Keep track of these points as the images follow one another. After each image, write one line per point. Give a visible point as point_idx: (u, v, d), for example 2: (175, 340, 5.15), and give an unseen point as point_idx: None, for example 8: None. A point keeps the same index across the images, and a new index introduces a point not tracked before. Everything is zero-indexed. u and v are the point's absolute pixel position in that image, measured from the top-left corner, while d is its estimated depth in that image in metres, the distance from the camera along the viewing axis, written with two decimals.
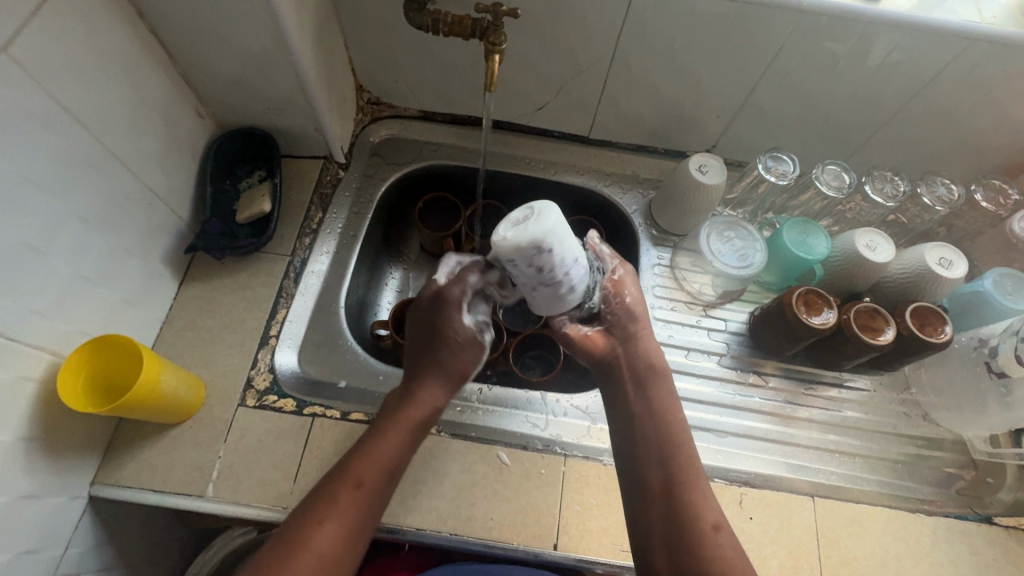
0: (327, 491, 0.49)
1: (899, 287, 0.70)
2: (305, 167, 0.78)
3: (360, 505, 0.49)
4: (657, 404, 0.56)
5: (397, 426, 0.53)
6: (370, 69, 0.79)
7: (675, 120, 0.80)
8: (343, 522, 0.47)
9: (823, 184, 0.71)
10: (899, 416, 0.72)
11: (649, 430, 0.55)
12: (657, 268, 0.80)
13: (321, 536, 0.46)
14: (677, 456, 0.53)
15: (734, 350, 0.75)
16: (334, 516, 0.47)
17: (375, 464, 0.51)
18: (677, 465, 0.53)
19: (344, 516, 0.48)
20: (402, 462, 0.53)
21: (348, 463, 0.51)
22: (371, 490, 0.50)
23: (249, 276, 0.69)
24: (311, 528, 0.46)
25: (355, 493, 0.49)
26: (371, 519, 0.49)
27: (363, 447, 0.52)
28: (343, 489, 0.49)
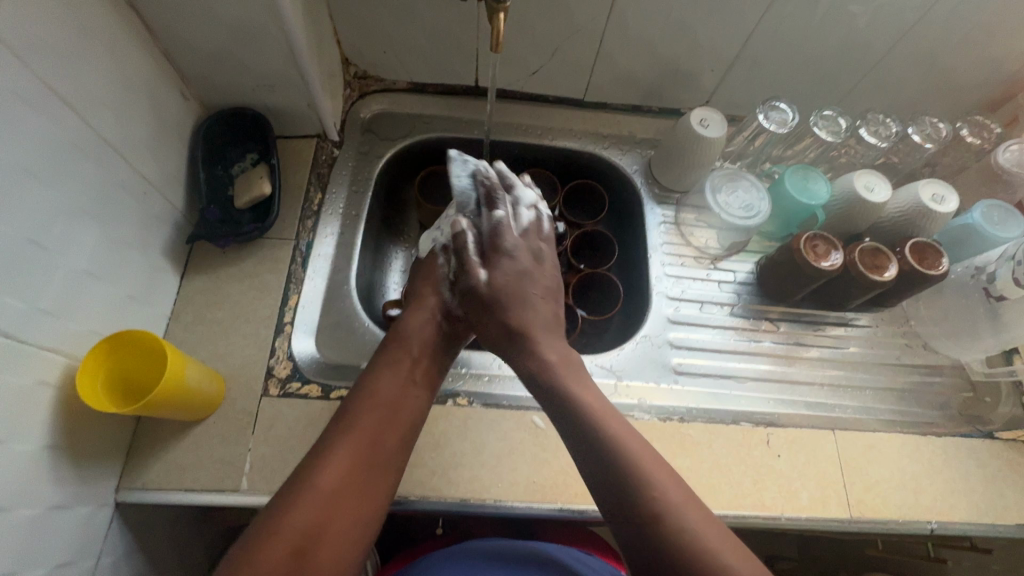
0: (326, 436, 0.47)
1: (895, 225, 0.73)
2: (297, 147, 0.75)
3: (366, 438, 0.47)
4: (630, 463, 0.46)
5: (387, 364, 0.53)
6: (357, 40, 0.76)
7: (670, 76, 0.80)
8: (347, 460, 0.45)
9: (820, 130, 0.73)
10: (901, 347, 0.76)
11: (591, 433, 0.47)
12: (662, 226, 0.81)
13: (325, 471, 0.44)
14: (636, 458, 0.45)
15: (744, 299, 0.77)
16: (336, 451, 0.45)
17: (367, 400, 0.50)
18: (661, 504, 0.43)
19: (351, 446, 0.46)
20: (405, 395, 0.52)
21: (345, 407, 0.50)
22: (370, 424, 0.48)
23: (254, 264, 0.66)
24: (313, 465, 0.44)
25: (356, 428, 0.47)
26: (382, 462, 0.47)
27: (358, 391, 0.51)
28: (344, 425, 0.47)
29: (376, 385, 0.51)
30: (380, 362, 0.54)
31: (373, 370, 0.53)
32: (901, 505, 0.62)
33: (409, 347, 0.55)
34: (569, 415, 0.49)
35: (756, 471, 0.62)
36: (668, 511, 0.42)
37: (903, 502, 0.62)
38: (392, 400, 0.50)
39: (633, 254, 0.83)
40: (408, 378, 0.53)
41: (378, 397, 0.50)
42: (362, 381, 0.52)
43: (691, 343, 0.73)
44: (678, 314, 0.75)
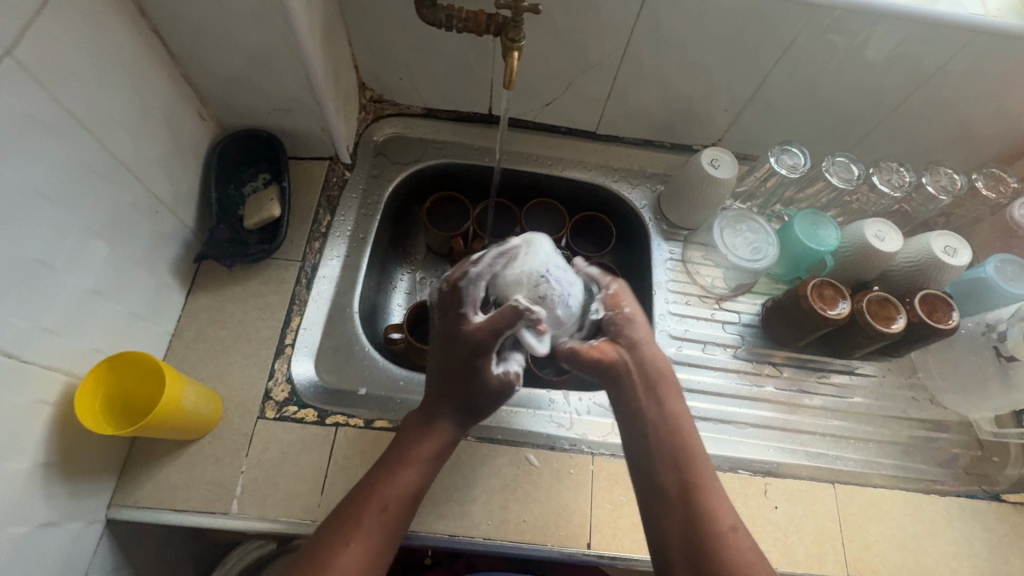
0: (348, 511, 0.47)
1: (905, 275, 0.72)
2: (309, 168, 0.75)
3: (388, 529, 0.47)
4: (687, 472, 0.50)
5: (416, 455, 0.52)
6: (374, 65, 0.77)
7: (682, 114, 0.80)
8: (365, 552, 0.45)
9: (832, 176, 0.72)
10: (907, 400, 0.74)
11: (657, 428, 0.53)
12: (669, 263, 0.80)
13: (349, 551, 0.45)
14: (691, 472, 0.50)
15: (747, 341, 0.76)
16: (360, 538, 0.46)
17: (395, 492, 0.49)
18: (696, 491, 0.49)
19: (372, 538, 0.46)
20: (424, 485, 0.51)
21: (369, 486, 0.49)
22: (396, 515, 0.48)
23: (259, 283, 0.67)
24: (339, 548, 0.45)
25: (380, 515, 0.47)
26: (391, 548, 0.48)
27: (380, 472, 0.50)
28: (366, 513, 0.47)
29: (403, 473, 0.50)
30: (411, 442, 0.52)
31: (403, 457, 0.51)
32: (900, 566, 0.60)
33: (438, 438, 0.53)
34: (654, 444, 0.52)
35: (752, 523, 0.60)
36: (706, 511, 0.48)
37: (903, 562, 0.60)
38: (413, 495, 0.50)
39: (637, 289, 0.82)
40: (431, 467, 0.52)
41: (403, 490, 0.49)
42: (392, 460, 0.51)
43: (692, 384, 0.72)
44: (680, 354, 0.74)
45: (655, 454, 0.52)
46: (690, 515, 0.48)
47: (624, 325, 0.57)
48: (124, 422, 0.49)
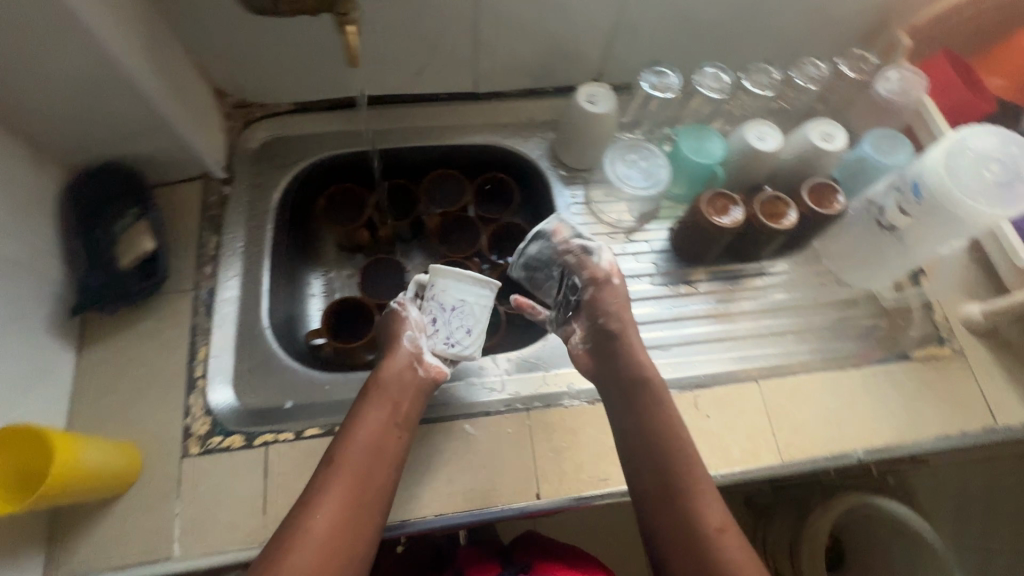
0: (318, 483, 0.53)
1: (792, 169, 0.75)
2: (182, 192, 0.72)
3: (353, 485, 0.53)
4: (684, 466, 0.54)
5: (374, 410, 0.58)
6: (224, 68, 0.72)
7: (555, 55, 0.79)
8: (336, 511, 0.51)
9: (706, 89, 0.72)
10: (818, 287, 0.77)
11: (656, 436, 0.56)
12: (573, 207, 0.80)
13: (318, 515, 0.50)
14: (696, 482, 0.53)
15: (662, 267, 0.78)
16: (330, 498, 0.52)
17: (359, 446, 0.55)
18: (682, 481, 0.53)
19: (341, 494, 0.52)
20: (385, 436, 0.57)
21: (334, 450, 0.55)
22: (361, 470, 0.54)
23: (154, 322, 0.64)
24: (309, 512, 0.51)
25: (345, 472, 0.53)
26: (369, 496, 0.53)
27: (343, 438, 0.56)
28: (332, 473, 0.53)
29: (359, 429, 0.56)
30: (369, 404, 0.59)
31: (358, 419, 0.57)
32: (828, 440, 0.64)
33: (386, 389, 0.60)
34: (653, 448, 0.55)
35: None
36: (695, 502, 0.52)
37: (829, 437, 0.65)
38: (375, 444, 0.56)
39: None
40: (391, 418, 0.58)
41: (362, 443, 0.55)
42: (351, 426, 0.57)
43: None
44: None
45: (649, 457, 0.55)
46: (681, 516, 0.52)
47: (605, 331, 0.62)
48: (13, 497, 0.47)
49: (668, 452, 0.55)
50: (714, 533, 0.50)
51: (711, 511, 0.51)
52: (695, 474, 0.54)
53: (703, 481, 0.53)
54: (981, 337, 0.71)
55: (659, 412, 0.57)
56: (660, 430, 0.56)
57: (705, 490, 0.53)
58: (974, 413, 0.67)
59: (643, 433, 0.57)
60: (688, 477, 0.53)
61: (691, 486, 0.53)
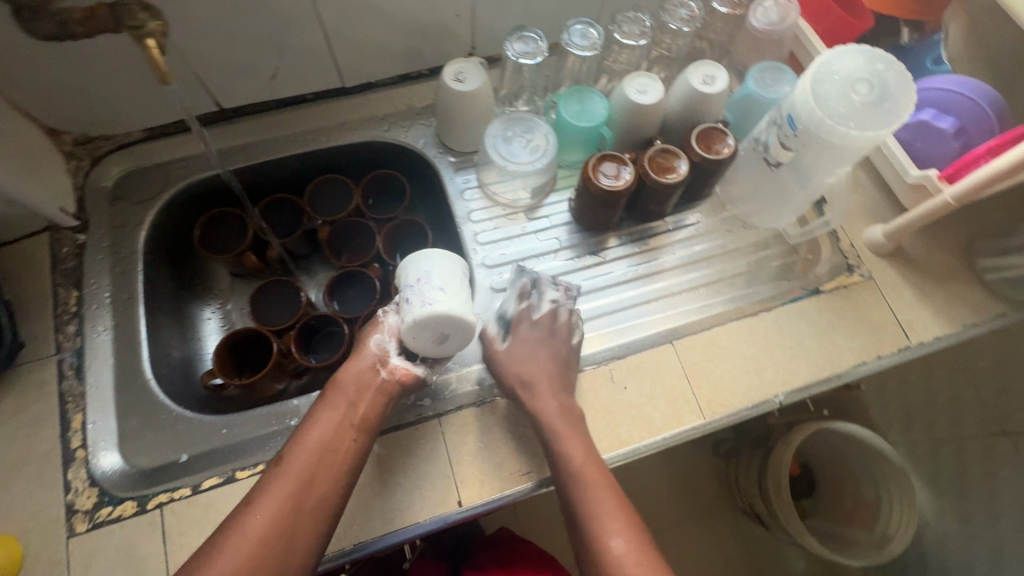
0: (262, 483, 0.51)
1: (681, 119, 0.72)
2: (30, 249, 0.65)
3: (295, 486, 0.50)
4: (589, 486, 0.52)
5: (329, 412, 0.55)
6: (47, 105, 0.65)
7: (419, 35, 0.73)
8: (273, 513, 0.48)
9: (576, 48, 0.68)
10: (726, 234, 0.76)
11: (562, 458, 0.54)
12: (467, 193, 0.76)
13: (256, 516, 0.48)
14: (603, 523, 0.50)
15: (567, 241, 0.74)
16: (269, 497, 0.49)
17: (306, 446, 0.52)
18: (586, 502, 0.52)
19: (280, 494, 0.49)
20: (338, 439, 0.53)
21: (285, 450, 0.53)
22: (306, 471, 0.51)
23: (16, 398, 0.58)
24: (245, 513, 0.49)
25: (288, 471, 0.51)
26: (311, 501, 0.50)
27: (294, 438, 0.54)
28: (275, 473, 0.51)
29: (310, 431, 0.54)
30: (325, 405, 0.56)
31: (311, 420, 0.54)
32: (748, 389, 0.63)
33: (345, 391, 0.56)
34: (562, 471, 0.54)
35: (606, 411, 0.61)
36: (598, 522, 0.50)
37: (749, 386, 0.63)
38: (324, 446, 0.53)
39: (449, 231, 0.77)
40: (345, 421, 0.55)
41: (311, 444, 0.52)
42: (304, 427, 0.54)
43: None
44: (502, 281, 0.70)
45: (560, 480, 0.54)
46: (585, 535, 0.51)
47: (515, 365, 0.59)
48: None
49: (578, 475, 0.53)
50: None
51: (613, 528, 0.50)
52: (602, 492, 0.52)
53: (607, 499, 0.52)
54: (888, 259, 0.71)
55: (569, 436, 0.55)
56: (572, 452, 0.54)
57: (611, 528, 0.50)
58: (889, 336, 0.67)
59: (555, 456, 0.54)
60: (594, 498, 0.52)
61: (594, 504, 0.51)
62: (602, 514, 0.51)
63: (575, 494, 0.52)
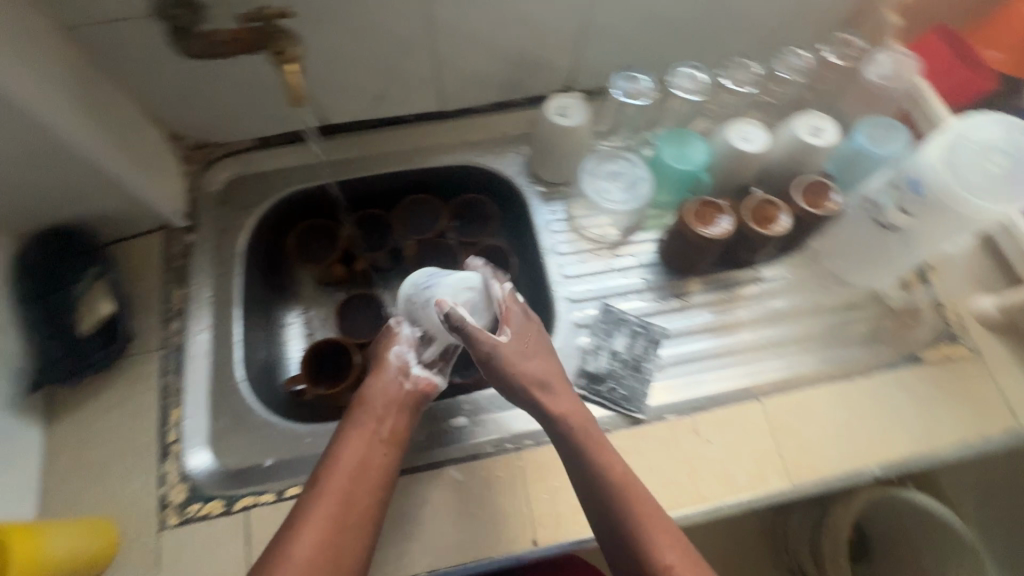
0: (301, 506, 0.51)
1: (783, 169, 0.70)
2: (144, 246, 0.69)
3: (337, 504, 0.51)
4: (621, 490, 0.52)
5: (358, 433, 0.56)
6: (174, 112, 0.69)
7: (523, 67, 0.74)
8: (320, 534, 0.49)
9: (681, 90, 0.68)
10: (819, 289, 0.73)
11: (591, 468, 0.53)
12: (554, 224, 0.75)
13: (302, 540, 0.49)
14: (649, 538, 0.50)
15: (652, 281, 0.73)
16: (312, 521, 0.50)
17: (339, 468, 0.53)
18: (625, 511, 0.51)
19: (322, 515, 0.50)
20: (370, 456, 0.55)
21: (316, 472, 0.54)
22: (344, 490, 0.52)
23: (122, 388, 0.61)
24: (289, 537, 0.49)
25: (326, 493, 0.51)
26: (353, 517, 0.51)
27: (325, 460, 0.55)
28: (313, 495, 0.52)
29: (342, 452, 0.55)
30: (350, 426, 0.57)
31: (340, 440, 0.56)
32: (839, 458, 0.61)
33: (373, 409, 0.58)
34: (590, 483, 0.52)
35: (688, 464, 0.60)
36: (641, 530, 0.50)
37: (840, 454, 0.61)
38: (360, 465, 0.54)
39: (531, 259, 0.77)
40: (375, 438, 0.56)
41: (345, 465, 0.54)
42: (333, 450, 0.55)
43: None
44: (586, 317, 0.69)
45: (588, 486, 0.53)
46: (628, 547, 0.50)
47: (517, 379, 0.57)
48: None
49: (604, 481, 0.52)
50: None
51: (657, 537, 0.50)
52: (635, 494, 0.52)
53: (644, 503, 0.51)
54: (996, 332, 0.67)
55: (592, 444, 0.54)
56: (595, 453, 0.54)
57: (661, 544, 0.49)
58: (995, 416, 0.62)
59: (581, 467, 0.53)
60: (631, 505, 0.51)
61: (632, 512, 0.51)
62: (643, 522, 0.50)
63: (610, 503, 0.51)
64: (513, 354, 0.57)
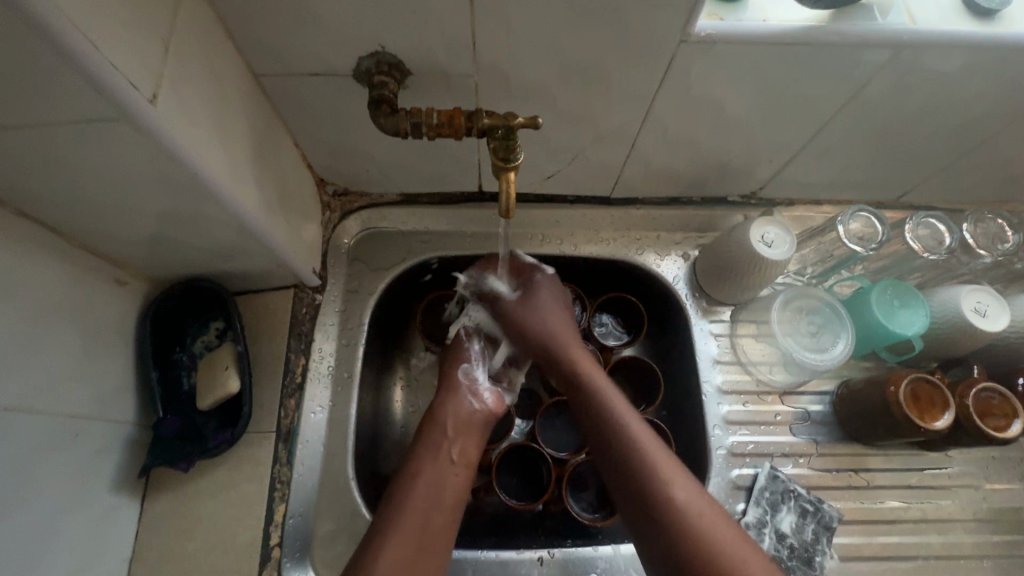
0: (376, 528, 0.49)
1: (1010, 350, 0.59)
2: (271, 302, 0.62)
3: (415, 534, 0.48)
4: (659, 460, 0.50)
5: (431, 453, 0.54)
6: (330, 161, 0.62)
7: (718, 171, 0.65)
8: (403, 549, 0.47)
9: (917, 242, 0.59)
10: (1021, 495, 0.62)
11: (626, 435, 0.52)
12: (716, 354, 0.66)
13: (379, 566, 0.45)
14: (687, 505, 0.47)
15: (822, 445, 0.62)
16: (390, 545, 0.47)
17: (417, 487, 0.51)
18: (665, 479, 0.49)
19: (402, 539, 0.47)
20: (444, 476, 0.53)
21: (391, 492, 0.51)
22: (422, 515, 0.49)
23: (228, 472, 0.54)
24: (369, 561, 0.46)
25: (404, 516, 0.49)
26: (433, 543, 0.49)
27: (399, 476, 0.53)
28: (387, 515, 0.49)
29: (415, 473, 0.52)
30: (422, 442, 0.55)
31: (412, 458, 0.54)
32: None
33: (443, 426, 0.56)
34: (621, 444, 0.52)
35: None
36: (684, 502, 0.47)
37: None
38: (435, 486, 0.52)
39: (681, 385, 0.67)
40: (447, 459, 0.54)
41: (420, 483, 0.51)
42: (406, 469, 0.53)
43: None
44: (745, 478, 0.60)
45: (625, 460, 0.51)
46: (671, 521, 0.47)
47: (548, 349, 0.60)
48: None
49: (636, 451, 0.51)
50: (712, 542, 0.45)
51: (704, 513, 0.47)
52: (667, 461, 0.50)
53: (679, 472, 0.50)
54: None
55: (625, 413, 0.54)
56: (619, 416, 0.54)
57: (693, 499, 0.48)
58: None
59: (618, 436, 0.52)
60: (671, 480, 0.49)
61: (669, 484, 0.49)
62: (681, 497, 0.48)
63: (651, 471, 0.49)
64: (543, 313, 0.62)
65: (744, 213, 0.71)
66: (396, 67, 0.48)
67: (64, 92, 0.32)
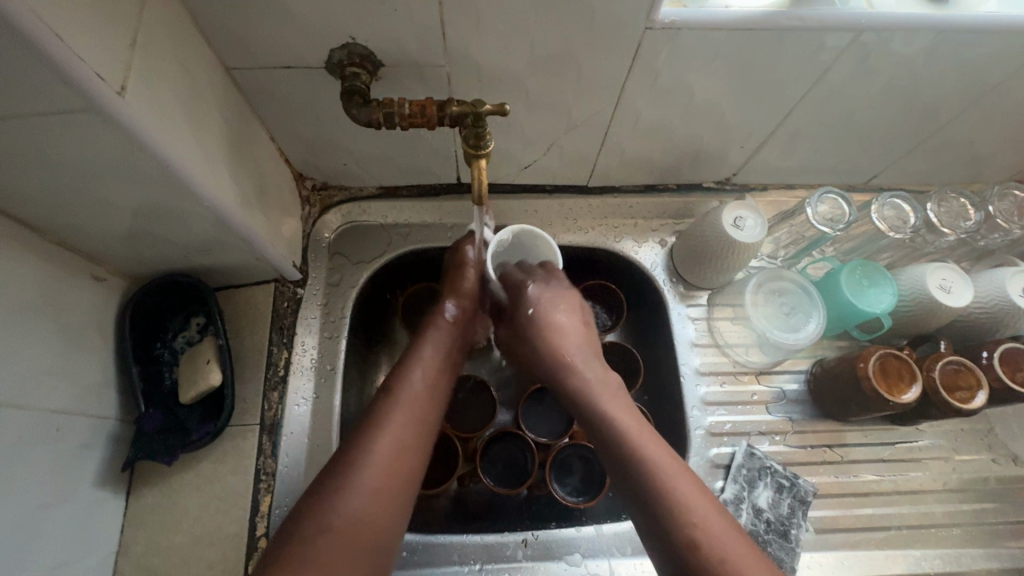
0: (362, 428, 0.49)
1: (975, 325, 0.61)
2: (252, 297, 0.62)
3: (401, 436, 0.49)
4: (643, 455, 0.48)
5: (422, 362, 0.55)
6: (307, 155, 0.62)
7: (692, 158, 0.66)
8: (391, 447, 0.48)
9: (883, 222, 0.60)
10: (990, 465, 0.64)
11: (611, 435, 0.51)
12: (694, 337, 0.67)
13: (362, 470, 0.46)
14: (680, 499, 0.45)
15: (798, 422, 0.64)
16: (374, 450, 0.47)
17: (407, 391, 0.52)
18: (647, 475, 0.47)
19: (386, 441, 0.48)
20: (432, 388, 0.54)
21: (380, 394, 0.52)
22: (408, 419, 0.50)
23: (213, 464, 0.55)
24: (351, 464, 0.46)
25: (391, 420, 0.49)
26: (415, 448, 0.49)
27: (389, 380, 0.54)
28: (377, 415, 0.50)
29: (407, 378, 0.53)
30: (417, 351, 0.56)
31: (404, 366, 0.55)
32: None
33: (437, 341, 0.58)
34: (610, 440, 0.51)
35: None
36: (677, 500, 0.45)
37: None
38: (420, 393, 0.53)
39: (661, 368, 0.69)
40: (435, 370, 0.56)
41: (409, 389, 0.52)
42: (399, 374, 0.54)
43: None
44: (723, 456, 0.61)
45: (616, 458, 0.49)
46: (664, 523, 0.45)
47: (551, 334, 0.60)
48: None
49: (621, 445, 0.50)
50: (710, 539, 0.43)
51: (702, 510, 0.45)
52: (655, 459, 0.48)
53: (668, 468, 0.47)
54: None
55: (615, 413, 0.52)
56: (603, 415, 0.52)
57: (686, 494, 0.45)
58: None
59: (607, 436, 0.51)
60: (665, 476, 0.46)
61: (657, 477, 0.46)
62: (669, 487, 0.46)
63: (635, 470, 0.48)
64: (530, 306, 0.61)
65: (718, 199, 0.72)
66: (368, 58, 0.48)
67: (31, 85, 0.32)
